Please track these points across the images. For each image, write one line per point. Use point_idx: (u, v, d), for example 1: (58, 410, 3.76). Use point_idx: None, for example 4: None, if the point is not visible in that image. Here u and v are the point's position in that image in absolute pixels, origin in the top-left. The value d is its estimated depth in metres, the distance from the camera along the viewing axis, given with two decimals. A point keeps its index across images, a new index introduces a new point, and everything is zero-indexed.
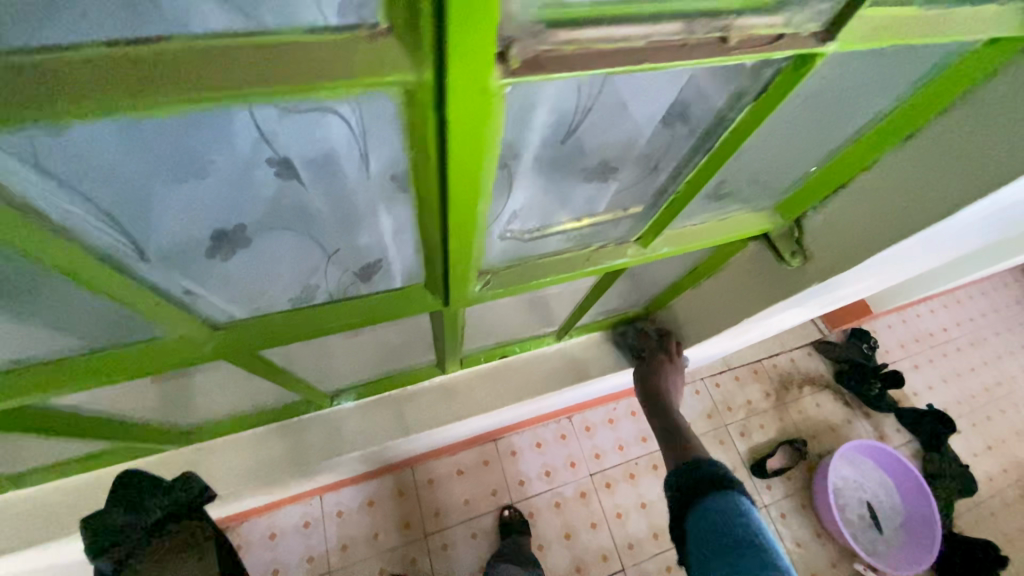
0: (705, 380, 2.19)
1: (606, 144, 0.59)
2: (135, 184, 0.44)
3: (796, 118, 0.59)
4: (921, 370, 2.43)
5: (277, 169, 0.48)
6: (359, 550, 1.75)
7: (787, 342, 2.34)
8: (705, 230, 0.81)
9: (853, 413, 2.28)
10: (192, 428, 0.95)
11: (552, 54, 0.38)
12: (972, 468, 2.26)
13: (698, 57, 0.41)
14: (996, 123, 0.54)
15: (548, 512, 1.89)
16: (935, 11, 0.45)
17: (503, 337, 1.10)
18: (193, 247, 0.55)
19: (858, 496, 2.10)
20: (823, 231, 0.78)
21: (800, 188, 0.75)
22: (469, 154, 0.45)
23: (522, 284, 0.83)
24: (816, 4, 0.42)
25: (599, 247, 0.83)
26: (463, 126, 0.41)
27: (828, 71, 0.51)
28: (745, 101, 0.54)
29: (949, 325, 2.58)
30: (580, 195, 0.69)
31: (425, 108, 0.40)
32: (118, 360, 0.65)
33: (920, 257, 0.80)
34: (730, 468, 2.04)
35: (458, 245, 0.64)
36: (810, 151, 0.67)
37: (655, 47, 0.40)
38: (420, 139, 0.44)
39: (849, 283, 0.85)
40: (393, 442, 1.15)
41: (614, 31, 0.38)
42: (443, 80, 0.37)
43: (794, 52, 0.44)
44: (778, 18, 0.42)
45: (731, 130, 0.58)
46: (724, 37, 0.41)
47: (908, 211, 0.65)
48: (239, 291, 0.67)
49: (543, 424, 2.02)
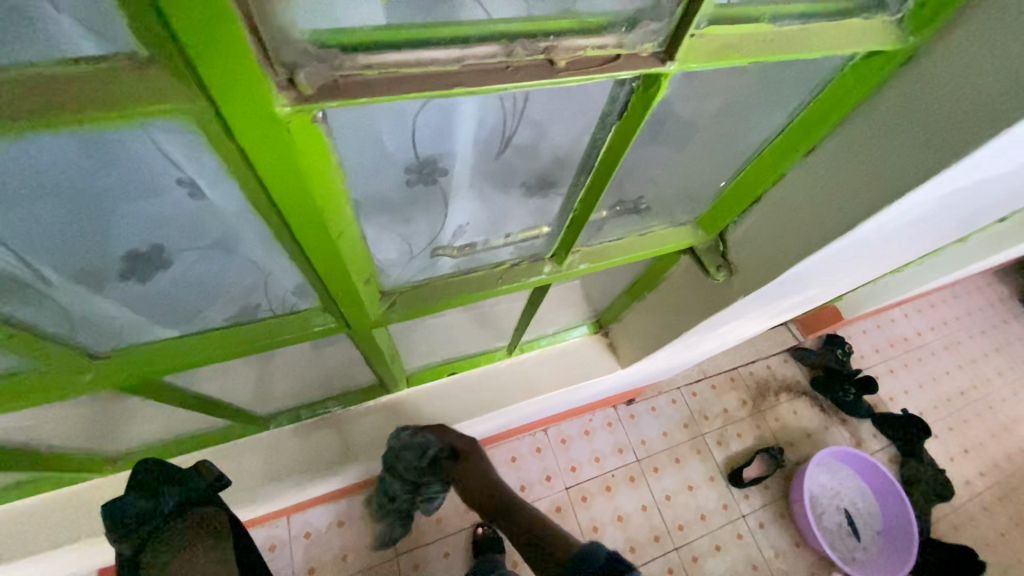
0: (683, 389, 2.19)
1: (523, 159, 0.59)
2: (20, 207, 0.42)
3: (694, 127, 0.60)
4: (896, 375, 2.44)
5: (190, 191, 0.46)
6: (327, 572, 1.70)
7: (762, 349, 2.35)
8: (626, 245, 0.80)
9: (829, 419, 2.28)
10: (121, 454, 0.92)
11: (353, 79, 0.35)
12: (948, 472, 2.27)
13: (526, 79, 0.40)
14: (890, 133, 0.55)
15: (523, 528, 1.86)
16: (787, 27, 0.46)
17: (448, 353, 1.09)
18: (106, 267, 0.53)
19: (836, 504, 2.09)
20: (743, 244, 0.78)
21: (718, 200, 0.77)
22: (288, 181, 0.41)
23: (427, 309, 0.78)
24: (647, 24, 0.41)
25: (513, 265, 0.80)
26: (264, 155, 0.38)
27: (688, 82, 0.51)
28: (611, 121, 0.54)
29: (922, 330, 2.61)
30: (512, 210, 0.69)
31: (220, 138, 0.36)
32: (15, 388, 0.61)
33: (847, 268, 0.82)
34: (706, 479, 2.02)
35: (329, 274, 0.60)
36: (718, 163, 0.69)
37: (471, 71, 0.38)
38: (236, 169, 0.40)
39: (786, 293, 0.85)
40: (348, 462, 1.13)
41: (419, 54, 0.36)
42: (217, 107, 0.33)
43: (634, 73, 0.43)
44: (608, 39, 0.40)
45: (604, 150, 0.58)
46: (551, 60, 0.40)
47: (813, 225, 0.65)
48: (169, 311, 0.64)
49: (518, 438, 2.00)
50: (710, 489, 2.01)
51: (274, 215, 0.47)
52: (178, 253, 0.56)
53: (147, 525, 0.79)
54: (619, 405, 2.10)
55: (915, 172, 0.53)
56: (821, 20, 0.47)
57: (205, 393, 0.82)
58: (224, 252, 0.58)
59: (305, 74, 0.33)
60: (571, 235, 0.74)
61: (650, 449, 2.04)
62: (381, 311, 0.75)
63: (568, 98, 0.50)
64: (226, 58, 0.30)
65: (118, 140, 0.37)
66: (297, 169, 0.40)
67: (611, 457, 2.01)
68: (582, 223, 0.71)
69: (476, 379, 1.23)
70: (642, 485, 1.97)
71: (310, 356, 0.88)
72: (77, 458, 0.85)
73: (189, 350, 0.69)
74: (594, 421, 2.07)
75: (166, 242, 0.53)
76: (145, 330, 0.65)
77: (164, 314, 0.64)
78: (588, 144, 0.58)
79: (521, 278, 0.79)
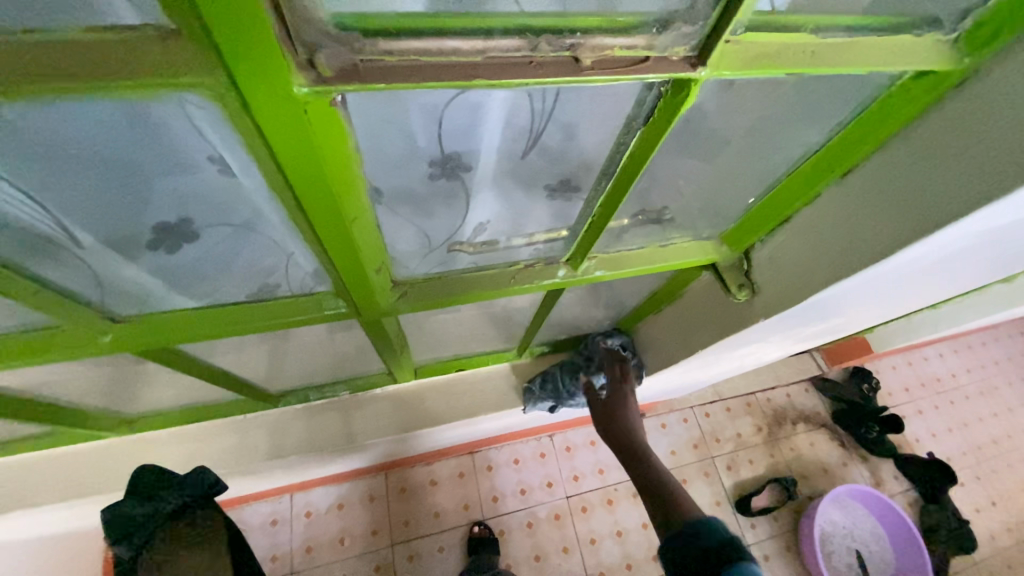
0: (695, 408, 2.14)
1: (545, 161, 0.59)
2: (58, 173, 0.44)
3: (726, 140, 0.59)
4: (924, 416, 2.32)
5: (221, 168, 0.48)
6: (323, 553, 1.73)
7: (782, 376, 2.27)
8: (643, 256, 0.78)
9: (848, 455, 2.18)
10: (134, 416, 0.97)
11: (373, 64, 0.35)
12: (973, 524, 2.14)
13: (549, 75, 0.39)
14: (937, 160, 0.52)
15: (519, 532, 1.85)
16: (832, 39, 0.43)
17: (459, 350, 1.10)
18: (135, 237, 0.55)
19: (847, 543, 2.00)
20: (768, 266, 0.76)
21: (745, 218, 0.74)
22: (306, 163, 0.42)
23: (437, 301, 0.77)
24: (680, 27, 0.39)
25: (527, 265, 0.79)
26: (282, 134, 0.38)
27: (721, 90, 0.49)
28: (635, 128, 0.52)
29: (957, 371, 2.47)
30: (531, 212, 0.69)
31: (241, 115, 0.37)
32: (44, 344, 0.64)
33: (878, 299, 0.78)
34: (711, 502, 1.96)
35: (341, 260, 0.60)
36: (749, 179, 0.67)
37: (493, 63, 0.37)
38: (257, 148, 0.41)
39: (810, 320, 0.82)
40: (352, 447, 1.14)
41: (443, 43, 0.35)
42: (238, 85, 0.34)
43: (664, 76, 0.42)
44: (639, 39, 0.39)
45: (626, 157, 0.56)
46: (576, 57, 0.39)
47: (845, 249, 0.62)
48: (193, 284, 0.67)
49: (522, 440, 1.99)
50: (715, 514, 1.95)
51: (287, 195, 0.47)
52: (205, 227, 0.57)
53: (144, 530, 0.78)
54: None
55: (960, 202, 0.50)
56: (868, 35, 0.45)
57: (219, 365, 0.85)
58: (248, 231, 0.59)
59: (325, 56, 0.34)
60: (588, 241, 0.73)
61: None
62: (391, 301, 0.75)
63: (602, 101, 0.49)
64: (248, 36, 0.30)
65: (153, 112, 0.38)
66: (314, 151, 0.41)
67: (614, 470, 1.98)
68: (598, 229, 0.69)
69: (479, 378, 1.25)
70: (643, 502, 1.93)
71: (322, 341, 0.90)
72: (97, 416, 0.89)
73: (204, 326, 0.71)
74: None
75: (194, 216, 0.55)
76: (169, 299, 0.68)
77: (188, 286, 0.66)
78: (614, 152, 0.57)
79: (534, 279, 0.79)
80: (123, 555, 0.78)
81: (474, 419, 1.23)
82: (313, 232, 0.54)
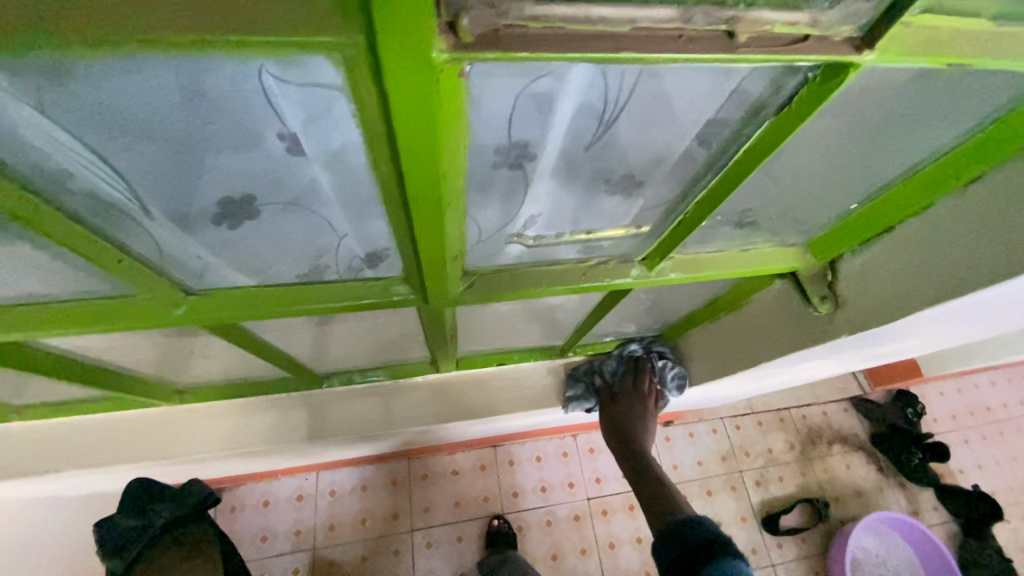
0: (726, 419, 2.07)
1: (626, 154, 0.56)
2: (137, 145, 0.44)
3: (841, 141, 0.55)
4: (971, 447, 2.19)
5: (290, 145, 0.47)
6: (345, 532, 1.76)
7: (820, 393, 2.17)
8: (721, 259, 0.76)
9: (885, 481, 2.08)
10: (182, 388, 1.00)
11: (514, 31, 0.34)
12: (1018, 564, 2.01)
13: (699, 51, 0.36)
14: None
15: (538, 529, 1.84)
16: (1002, 28, 0.39)
17: (502, 343, 1.09)
18: (200, 212, 0.55)
19: (879, 572, 1.91)
20: (858, 278, 0.72)
21: (839, 225, 0.70)
22: (417, 137, 0.41)
23: (507, 292, 0.77)
24: (850, 3, 0.37)
25: (598, 263, 0.78)
26: (405, 106, 0.37)
27: (867, 84, 0.45)
28: (764, 116, 0.50)
29: (1011, 402, 2.32)
30: (596, 207, 0.66)
31: (365, 83, 0.36)
32: (104, 312, 0.65)
33: (967, 321, 0.72)
34: (737, 517, 1.91)
35: (427, 242, 0.59)
36: (851, 184, 0.62)
37: (643, 35, 0.35)
38: (370, 118, 0.40)
39: (888, 339, 0.77)
40: (385, 432, 1.15)
41: (595, 9, 0.33)
42: (375, 51, 0.32)
43: (820, 58, 0.39)
44: (800, 16, 0.37)
45: (747, 147, 0.54)
46: (730, 33, 0.36)
47: (961, 265, 0.57)
48: (247, 263, 0.67)
49: (546, 438, 1.97)
50: (740, 529, 1.89)
51: (390, 169, 0.46)
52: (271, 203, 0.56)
53: (139, 540, 1.15)
54: None
55: None
56: None
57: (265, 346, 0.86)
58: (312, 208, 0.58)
59: (471, 18, 0.32)
60: (673, 240, 0.70)
61: (682, 475, 1.94)
62: (459, 291, 0.74)
63: (696, 87, 0.45)
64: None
65: (233, 81, 0.37)
66: (432, 127, 0.39)
67: None
68: (692, 228, 0.67)
69: (518, 374, 1.23)
70: None
71: (367, 328, 0.90)
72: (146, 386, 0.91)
73: (256, 298, 0.71)
74: None
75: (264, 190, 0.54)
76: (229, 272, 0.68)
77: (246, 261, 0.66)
78: (692, 142, 0.54)
79: (602, 278, 0.77)
80: (112, 566, 1.12)
81: (510, 414, 1.22)
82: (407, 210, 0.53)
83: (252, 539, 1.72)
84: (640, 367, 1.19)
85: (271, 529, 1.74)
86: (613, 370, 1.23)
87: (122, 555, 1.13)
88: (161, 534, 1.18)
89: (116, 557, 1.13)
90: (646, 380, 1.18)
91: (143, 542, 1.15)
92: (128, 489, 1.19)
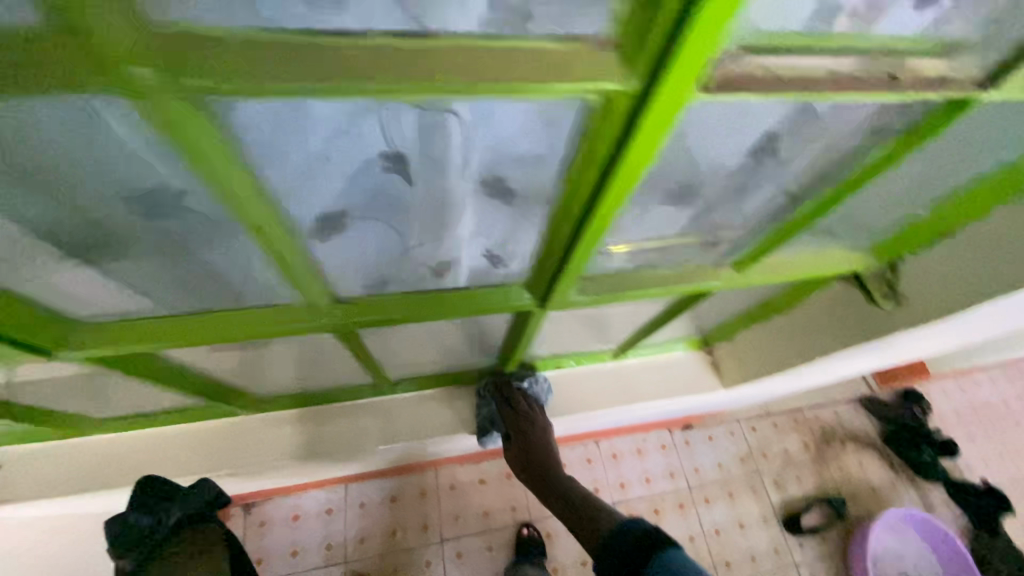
0: (742, 422, 2.12)
1: (686, 166, 0.62)
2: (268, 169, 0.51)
3: (929, 158, 0.69)
4: (977, 443, 2.27)
5: (392, 168, 0.55)
6: (375, 544, 1.76)
7: (831, 394, 2.24)
8: (798, 261, 0.93)
9: (898, 478, 2.14)
10: (267, 398, 1.16)
11: (746, 74, 0.47)
12: None
13: (873, 90, 0.51)
14: None
15: (566, 536, 1.86)
16: None
17: (557, 345, 1.23)
18: (299, 229, 0.61)
19: (898, 568, 1.96)
20: (919, 277, 0.90)
21: (905, 232, 0.86)
22: (638, 158, 0.53)
23: (615, 294, 0.88)
24: (973, 56, 0.54)
25: (693, 267, 0.91)
26: (650, 128, 0.49)
27: (976, 116, 0.61)
28: (888, 135, 0.63)
29: (1011, 398, 2.41)
30: (646, 217, 0.72)
31: (616, 116, 0.48)
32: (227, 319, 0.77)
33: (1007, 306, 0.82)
34: (759, 518, 1.95)
35: (584, 247, 0.71)
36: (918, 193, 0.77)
37: (838, 78, 0.50)
38: (592, 143, 0.52)
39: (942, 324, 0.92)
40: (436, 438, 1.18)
41: (801, 60, 0.48)
42: (648, 93, 0.45)
43: (956, 93, 0.54)
44: (940, 63, 0.53)
45: (863, 167, 0.67)
46: (894, 76, 0.51)
47: (998, 265, 0.77)
48: (322, 274, 0.73)
49: (570, 446, 1.98)
50: (762, 529, 1.94)
51: (586, 185, 0.59)
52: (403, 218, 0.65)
53: (144, 548, 0.94)
54: (675, 428, 2.06)
55: None
56: None
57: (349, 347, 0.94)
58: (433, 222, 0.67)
59: (719, 68, 0.45)
60: (770, 241, 0.84)
61: (705, 478, 1.99)
62: (574, 296, 0.87)
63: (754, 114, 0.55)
64: (700, 47, 0.40)
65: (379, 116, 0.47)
66: (647, 148, 0.52)
67: (662, 480, 1.97)
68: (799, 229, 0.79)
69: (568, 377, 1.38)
70: (691, 514, 1.92)
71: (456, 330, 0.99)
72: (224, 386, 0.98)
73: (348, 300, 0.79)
74: (648, 441, 2.04)
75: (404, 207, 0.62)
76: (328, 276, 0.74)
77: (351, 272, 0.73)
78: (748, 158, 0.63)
79: (699, 279, 0.90)
80: (124, 565, 0.93)
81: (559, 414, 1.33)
82: (577, 219, 0.66)
83: (282, 555, 1.71)
84: (506, 395, 1.26)
85: (302, 543, 1.73)
86: (484, 411, 1.29)
87: (131, 555, 0.93)
88: (178, 531, 0.99)
89: (126, 557, 0.93)
90: (518, 404, 1.24)
91: (159, 538, 0.96)
92: (136, 486, 1.03)
